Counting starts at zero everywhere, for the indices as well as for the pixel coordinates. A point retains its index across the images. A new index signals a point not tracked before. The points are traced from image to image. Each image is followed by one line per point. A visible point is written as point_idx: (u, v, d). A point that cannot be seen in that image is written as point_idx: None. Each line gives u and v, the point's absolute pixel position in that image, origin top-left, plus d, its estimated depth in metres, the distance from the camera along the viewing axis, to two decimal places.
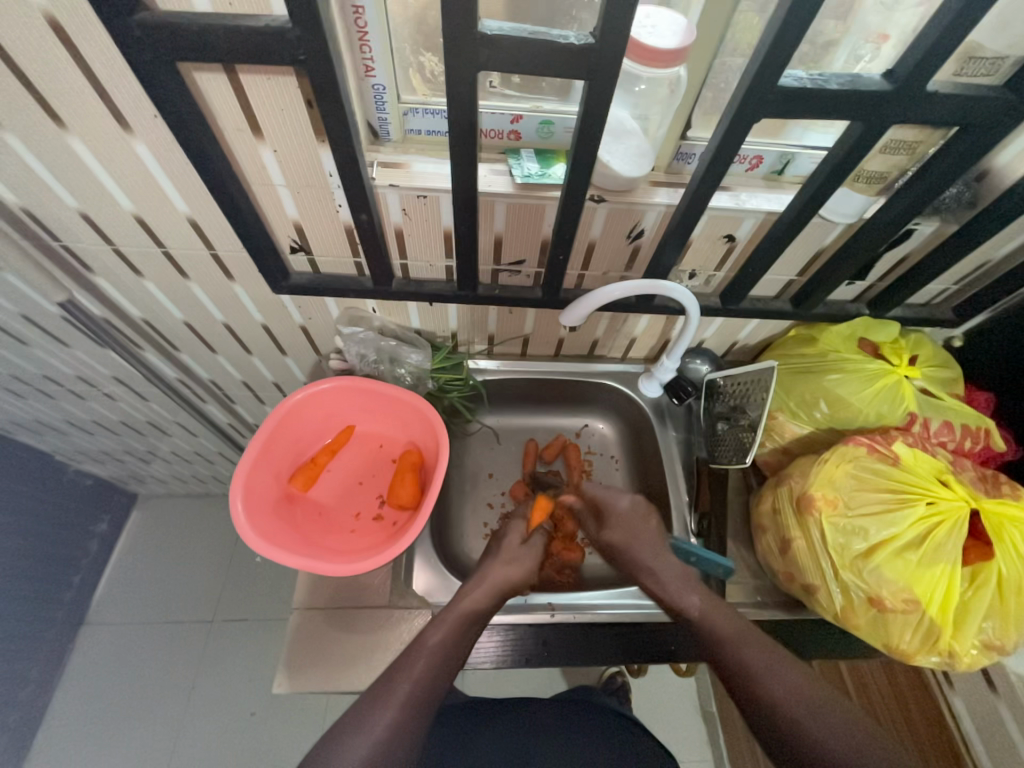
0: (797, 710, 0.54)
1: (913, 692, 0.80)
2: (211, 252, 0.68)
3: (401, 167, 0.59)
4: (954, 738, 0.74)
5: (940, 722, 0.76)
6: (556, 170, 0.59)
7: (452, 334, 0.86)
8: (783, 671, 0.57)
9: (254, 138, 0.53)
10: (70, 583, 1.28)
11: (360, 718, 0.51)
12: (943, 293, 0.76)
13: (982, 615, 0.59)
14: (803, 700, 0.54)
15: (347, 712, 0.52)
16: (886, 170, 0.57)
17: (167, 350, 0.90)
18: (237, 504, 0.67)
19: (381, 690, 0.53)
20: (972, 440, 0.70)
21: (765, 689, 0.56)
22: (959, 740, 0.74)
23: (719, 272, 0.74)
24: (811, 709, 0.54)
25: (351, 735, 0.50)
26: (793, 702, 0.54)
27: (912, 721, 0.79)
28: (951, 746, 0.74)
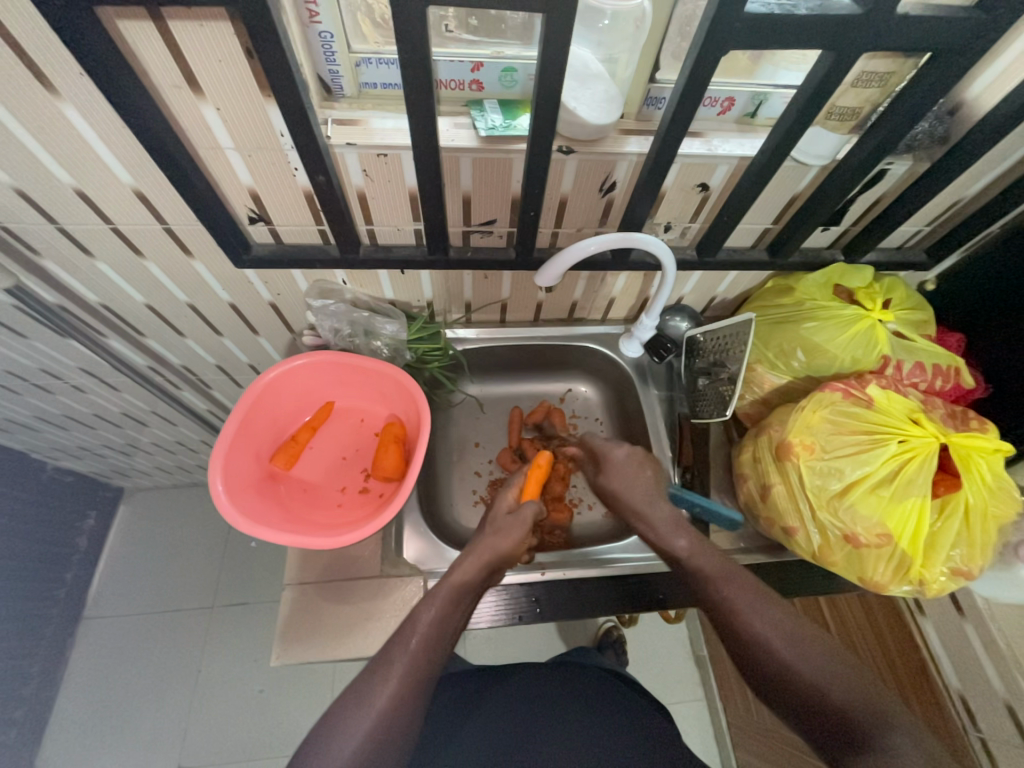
0: (779, 646, 0.53)
1: (887, 621, 0.84)
2: (165, 227, 0.65)
3: (358, 124, 0.56)
4: (924, 659, 0.79)
5: (912, 644, 0.80)
6: (521, 121, 0.56)
7: (428, 303, 0.85)
8: (767, 608, 0.56)
9: (194, 95, 0.50)
10: (62, 580, 1.27)
11: (359, 694, 0.51)
12: (916, 234, 0.76)
13: (950, 543, 0.62)
14: (786, 636, 0.54)
15: (347, 690, 0.52)
16: (859, 105, 0.56)
17: (132, 336, 0.87)
18: (217, 484, 0.66)
19: (375, 669, 0.53)
20: (942, 379, 0.72)
21: (748, 626, 0.55)
22: (929, 660, 0.78)
23: (694, 223, 0.73)
24: (794, 644, 0.53)
25: (351, 714, 0.50)
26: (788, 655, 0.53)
27: (887, 647, 0.84)
28: (922, 665, 0.79)
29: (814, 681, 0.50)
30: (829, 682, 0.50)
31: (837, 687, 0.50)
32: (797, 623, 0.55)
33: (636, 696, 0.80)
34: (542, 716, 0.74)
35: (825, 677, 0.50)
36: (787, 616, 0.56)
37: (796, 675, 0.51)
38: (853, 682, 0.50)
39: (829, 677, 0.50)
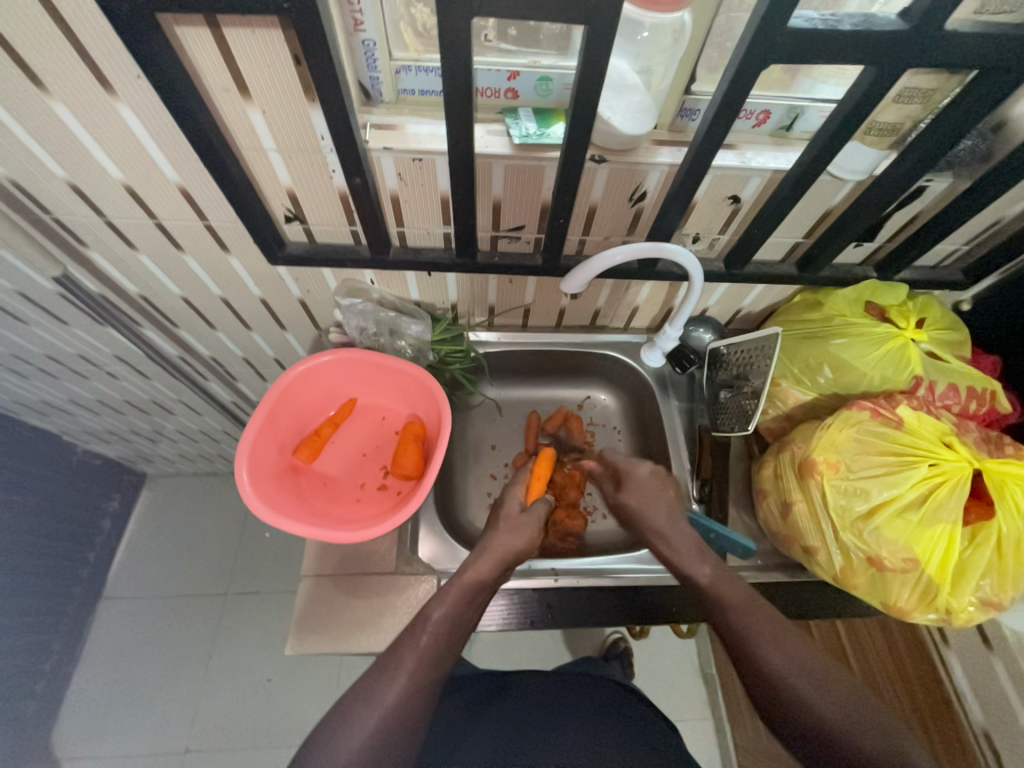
0: (794, 680, 0.52)
1: (908, 649, 0.82)
2: (205, 223, 0.67)
3: (395, 129, 0.57)
4: (947, 692, 0.76)
5: (934, 675, 0.78)
6: (555, 130, 0.57)
7: (452, 306, 0.86)
8: (783, 641, 0.55)
9: (241, 98, 0.52)
10: (86, 559, 1.31)
11: (369, 689, 0.52)
12: (953, 253, 0.74)
13: (980, 573, 0.59)
14: (801, 671, 0.53)
15: (358, 683, 0.53)
16: (899, 121, 0.55)
17: (167, 327, 0.90)
18: (242, 474, 0.68)
19: (386, 664, 0.54)
20: (977, 403, 0.70)
21: (762, 658, 0.55)
22: (952, 693, 0.75)
23: (723, 234, 0.72)
24: (810, 680, 0.52)
25: (361, 708, 0.51)
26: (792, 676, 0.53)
27: (908, 677, 0.81)
28: (944, 699, 0.76)
29: (828, 720, 0.50)
30: (845, 724, 0.50)
31: (851, 727, 0.49)
32: (812, 655, 0.54)
33: (645, 711, 0.79)
34: (551, 720, 0.74)
35: (839, 716, 0.50)
36: (802, 647, 0.55)
37: (809, 713, 0.51)
38: (869, 722, 0.49)
39: (844, 717, 0.50)
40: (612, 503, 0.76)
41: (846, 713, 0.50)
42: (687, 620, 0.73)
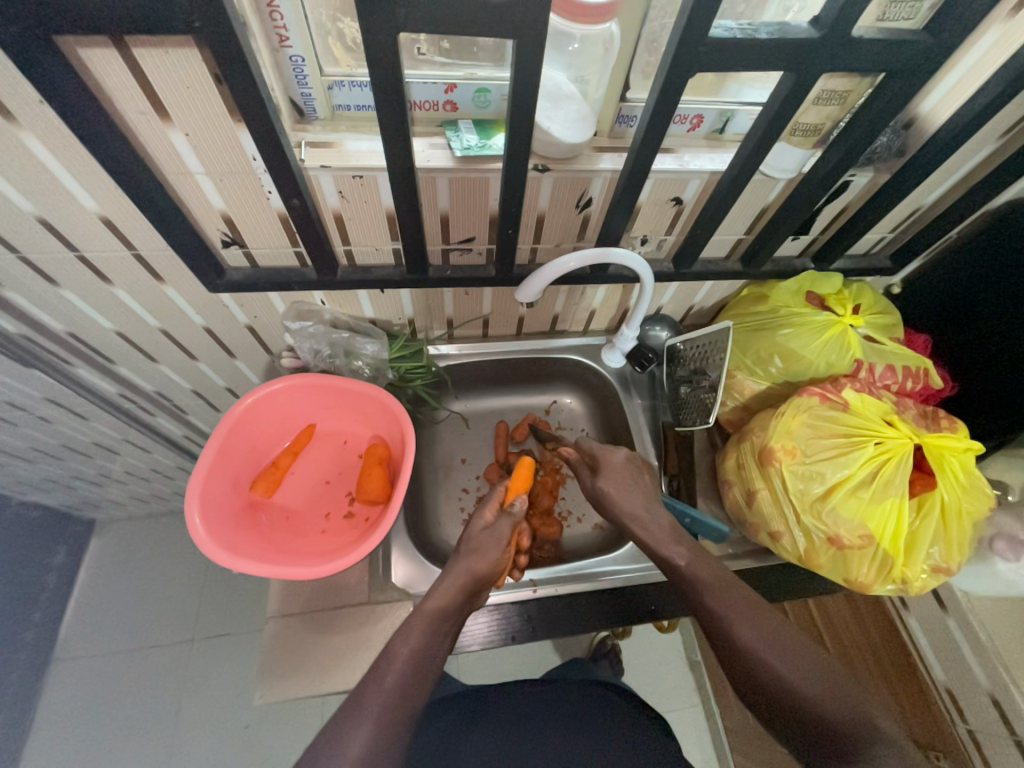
0: (764, 653, 0.53)
1: (874, 616, 0.86)
2: (134, 253, 0.63)
3: (332, 146, 0.56)
4: (911, 653, 0.80)
5: (898, 641, 0.82)
6: (495, 141, 0.57)
7: (409, 321, 0.84)
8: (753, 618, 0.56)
9: (160, 121, 0.48)
10: (30, 621, 1.20)
11: (333, 740, 0.48)
12: (880, 241, 0.79)
13: (929, 541, 0.63)
14: (771, 644, 0.54)
15: (320, 734, 0.49)
16: (820, 122, 0.58)
17: (102, 364, 0.84)
18: (194, 517, 0.64)
19: (350, 711, 0.50)
20: (913, 380, 0.74)
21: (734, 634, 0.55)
22: (915, 655, 0.80)
23: (669, 235, 0.74)
24: (779, 653, 0.53)
25: (327, 756, 0.47)
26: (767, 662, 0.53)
27: (875, 643, 0.86)
28: (909, 662, 0.81)
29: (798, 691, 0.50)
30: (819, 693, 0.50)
31: (823, 699, 0.49)
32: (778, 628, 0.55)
33: (633, 708, 0.80)
34: (544, 730, 0.73)
35: (810, 687, 0.50)
36: (772, 621, 0.55)
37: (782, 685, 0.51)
38: (840, 692, 0.49)
39: (815, 686, 0.50)
40: (588, 491, 0.75)
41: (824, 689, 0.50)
42: (667, 618, 0.74)
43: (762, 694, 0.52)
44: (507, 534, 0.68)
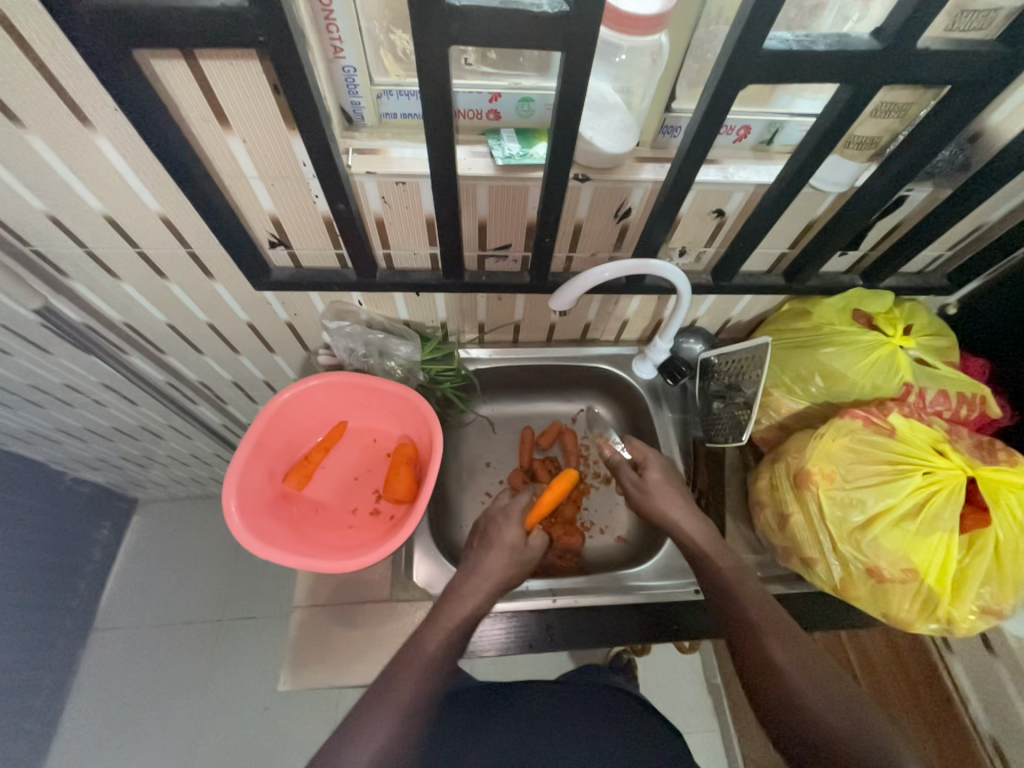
0: (797, 683, 0.54)
1: (922, 676, 0.79)
2: (188, 251, 0.66)
3: (377, 153, 0.57)
4: (966, 722, 0.74)
5: (949, 703, 0.76)
6: (537, 148, 0.57)
7: (441, 324, 0.85)
8: (787, 640, 0.57)
9: (221, 128, 0.51)
10: (76, 590, 1.28)
11: (360, 728, 0.51)
12: (937, 260, 0.75)
13: (980, 581, 0.59)
14: (807, 670, 0.55)
15: (346, 721, 0.52)
16: (877, 134, 0.56)
17: (153, 353, 0.89)
18: (231, 505, 0.67)
19: (376, 700, 0.53)
20: (968, 408, 0.70)
21: (769, 657, 0.56)
22: (971, 724, 0.73)
23: (709, 247, 0.73)
24: (807, 666, 0.55)
25: (351, 746, 0.50)
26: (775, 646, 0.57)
27: (923, 705, 0.79)
28: (962, 729, 0.74)
29: (836, 727, 0.50)
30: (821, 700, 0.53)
31: (857, 739, 0.49)
32: (815, 655, 0.56)
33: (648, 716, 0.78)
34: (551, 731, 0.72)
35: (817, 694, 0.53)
36: (809, 650, 0.56)
37: (817, 724, 0.51)
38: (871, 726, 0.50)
39: (854, 723, 0.50)
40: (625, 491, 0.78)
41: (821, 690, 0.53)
42: (690, 638, 0.72)
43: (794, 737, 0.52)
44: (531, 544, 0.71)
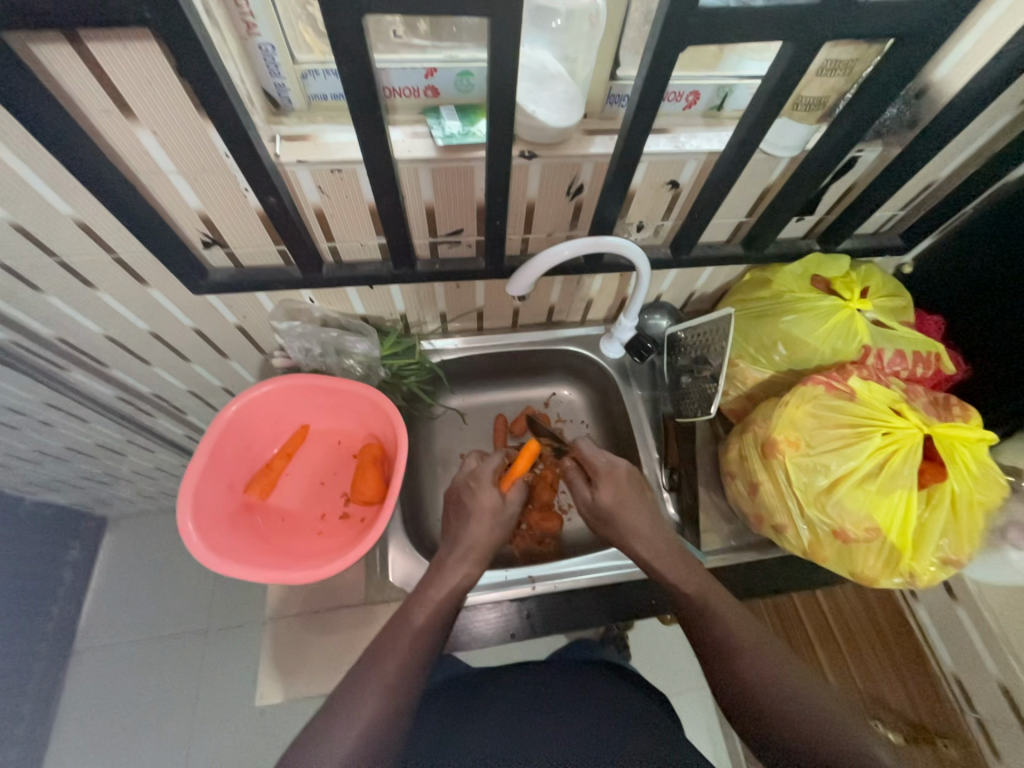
0: (765, 694, 0.55)
1: (891, 625, 0.83)
2: (114, 256, 0.62)
3: (307, 140, 0.53)
4: (933, 669, 0.78)
5: (918, 652, 0.80)
6: (479, 127, 0.54)
7: (401, 316, 0.82)
8: (752, 653, 0.58)
9: (126, 119, 0.46)
10: (49, 616, 1.23)
11: (349, 706, 0.51)
12: (891, 219, 0.75)
13: (939, 534, 0.61)
14: (774, 681, 0.56)
15: (334, 701, 0.52)
16: (825, 95, 0.54)
17: (96, 368, 0.83)
18: (188, 523, 0.64)
19: (364, 679, 0.53)
20: (924, 366, 0.71)
21: (737, 673, 0.58)
22: (937, 671, 0.77)
23: (667, 220, 0.71)
24: (759, 656, 0.58)
25: (339, 725, 0.49)
26: (732, 642, 0.59)
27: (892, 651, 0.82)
28: (928, 675, 0.78)
29: (806, 730, 0.52)
30: (771, 686, 0.56)
31: (825, 739, 0.51)
32: (777, 661, 0.57)
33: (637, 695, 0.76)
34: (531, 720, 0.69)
35: (766, 682, 0.56)
36: (771, 659, 0.58)
37: (787, 732, 0.53)
38: (836, 721, 0.52)
39: (821, 723, 0.52)
40: (585, 503, 0.75)
41: (771, 677, 0.56)
42: (669, 612, 0.73)
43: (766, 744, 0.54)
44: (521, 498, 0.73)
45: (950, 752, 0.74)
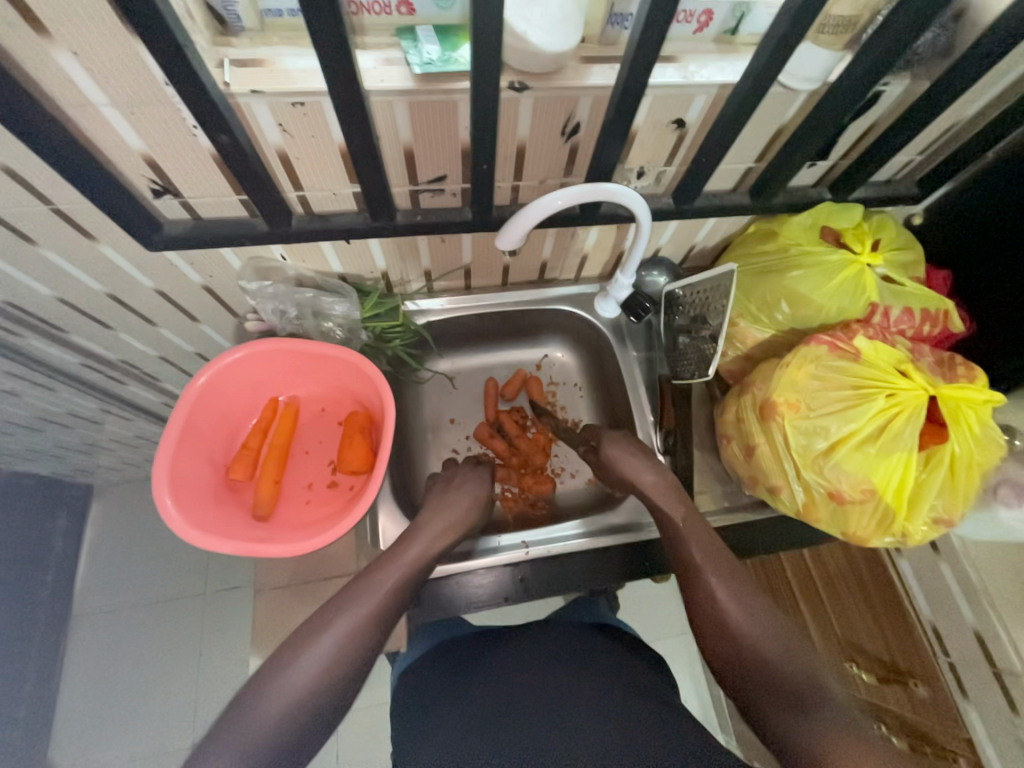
0: (732, 616, 0.56)
1: (873, 578, 0.85)
2: (52, 208, 0.55)
3: (261, 65, 0.46)
4: (911, 616, 0.81)
5: (897, 601, 0.82)
6: (462, 52, 0.47)
7: (382, 275, 0.77)
8: (740, 592, 0.58)
9: (36, 35, 0.39)
10: (42, 583, 1.23)
11: (264, 685, 0.46)
12: (907, 165, 0.70)
13: (935, 494, 0.61)
14: (746, 607, 0.56)
15: (251, 685, 0.46)
16: (856, 13, 0.48)
17: (54, 333, 0.77)
18: (165, 499, 0.60)
19: (279, 663, 0.47)
20: (930, 324, 0.69)
21: (717, 603, 0.57)
22: (914, 617, 0.80)
23: (670, 166, 0.65)
24: (754, 616, 0.56)
25: (256, 705, 0.45)
26: (730, 604, 0.57)
27: (872, 602, 0.84)
28: (906, 621, 0.81)
29: (762, 653, 0.53)
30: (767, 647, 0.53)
31: (781, 664, 0.51)
32: (760, 600, 0.57)
33: (633, 657, 0.77)
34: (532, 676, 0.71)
35: (762, 640, 0.54)
36: (759, 601, 0.57)
37: (744, 652, 0.53)
38: (807, 661, 0.51)
39: (779, 651, 0.53)
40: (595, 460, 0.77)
41: (769, 636, 0.54)
42: (662, 573, 0.73)
43: (722, 661, 0.55)
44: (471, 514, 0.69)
45: (920, 690, 0.78)
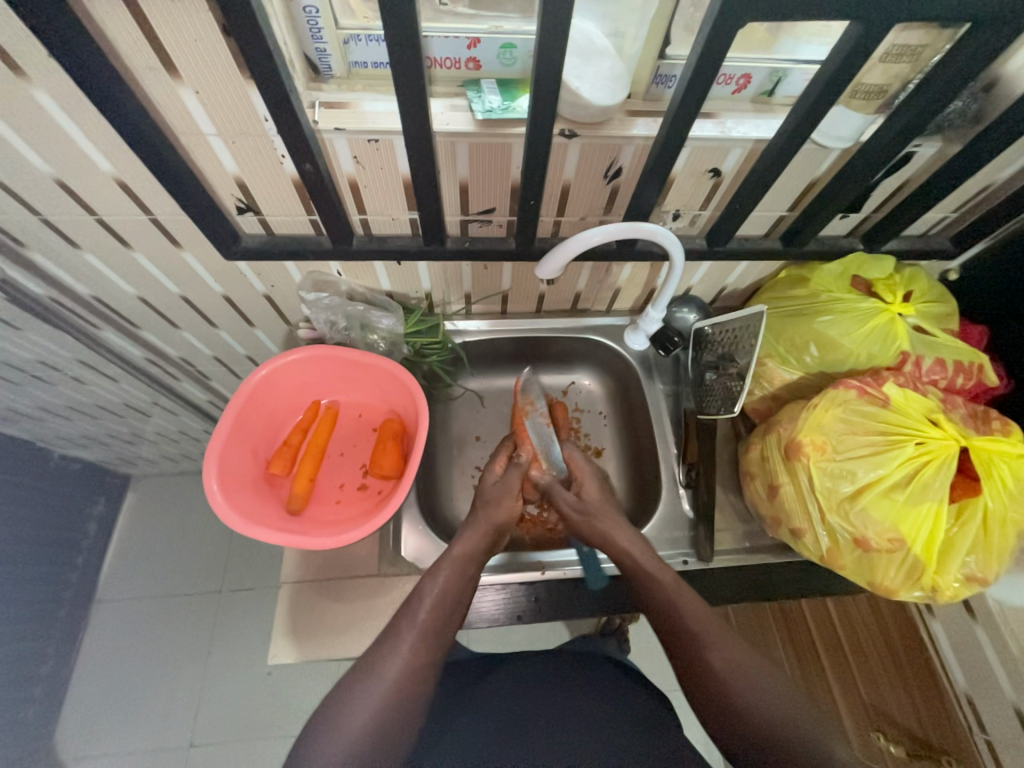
0: (736, 690, 0.55)
1: (903, 643, 0.81)
2: (150, 217, 0.62)
3: (346, 107, 0.53)
4: (943, 687, 0.76)
5: (929, 670, 0.77)
6: (520, 102, 0.53)
7: (426, 294, 0.82)
8: (731, 651, 0.57)
9: (169, 76, 0.46)
10: (74, 565, 1.28)
11: (329, 728, 0.50)
12: (941, 221, 0.72)
13: (967, 550, 0.59)
14: (741, 674, 0.56)
15: (314, 729, 0.51)
16: (886, 81, 0.52)
17: (127, 328, 0.85)
18: (212, 483, 0.65)
19: (333, 714, 0.51)
20: (965, 377, 0.68)
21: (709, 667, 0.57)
22: (949, 689, 0.75)
23: (704, 210, 0.69)
24: (752, 682, 0.55)
25: (323, 747, 0.49)
26: (729, 674, 0.56)
27: (900, 666, 0.80)
28: (937, 691, 0.76)
29: (766, 722, 0.53)
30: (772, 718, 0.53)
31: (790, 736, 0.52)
32: (756, 661, 0.57)
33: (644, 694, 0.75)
34: (543, 703, 0.71)
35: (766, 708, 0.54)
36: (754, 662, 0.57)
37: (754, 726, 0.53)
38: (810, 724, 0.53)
39: (781, 718, 0.53)
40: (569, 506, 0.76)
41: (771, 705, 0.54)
42: None
43: (726, 730, 0.55)
44: (484, 561, 0.67)
45: None
